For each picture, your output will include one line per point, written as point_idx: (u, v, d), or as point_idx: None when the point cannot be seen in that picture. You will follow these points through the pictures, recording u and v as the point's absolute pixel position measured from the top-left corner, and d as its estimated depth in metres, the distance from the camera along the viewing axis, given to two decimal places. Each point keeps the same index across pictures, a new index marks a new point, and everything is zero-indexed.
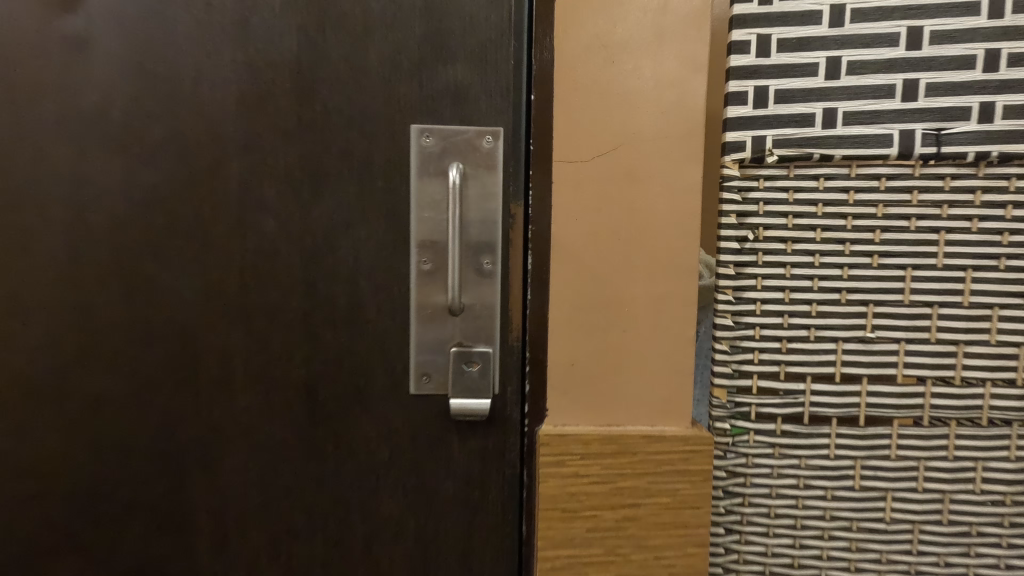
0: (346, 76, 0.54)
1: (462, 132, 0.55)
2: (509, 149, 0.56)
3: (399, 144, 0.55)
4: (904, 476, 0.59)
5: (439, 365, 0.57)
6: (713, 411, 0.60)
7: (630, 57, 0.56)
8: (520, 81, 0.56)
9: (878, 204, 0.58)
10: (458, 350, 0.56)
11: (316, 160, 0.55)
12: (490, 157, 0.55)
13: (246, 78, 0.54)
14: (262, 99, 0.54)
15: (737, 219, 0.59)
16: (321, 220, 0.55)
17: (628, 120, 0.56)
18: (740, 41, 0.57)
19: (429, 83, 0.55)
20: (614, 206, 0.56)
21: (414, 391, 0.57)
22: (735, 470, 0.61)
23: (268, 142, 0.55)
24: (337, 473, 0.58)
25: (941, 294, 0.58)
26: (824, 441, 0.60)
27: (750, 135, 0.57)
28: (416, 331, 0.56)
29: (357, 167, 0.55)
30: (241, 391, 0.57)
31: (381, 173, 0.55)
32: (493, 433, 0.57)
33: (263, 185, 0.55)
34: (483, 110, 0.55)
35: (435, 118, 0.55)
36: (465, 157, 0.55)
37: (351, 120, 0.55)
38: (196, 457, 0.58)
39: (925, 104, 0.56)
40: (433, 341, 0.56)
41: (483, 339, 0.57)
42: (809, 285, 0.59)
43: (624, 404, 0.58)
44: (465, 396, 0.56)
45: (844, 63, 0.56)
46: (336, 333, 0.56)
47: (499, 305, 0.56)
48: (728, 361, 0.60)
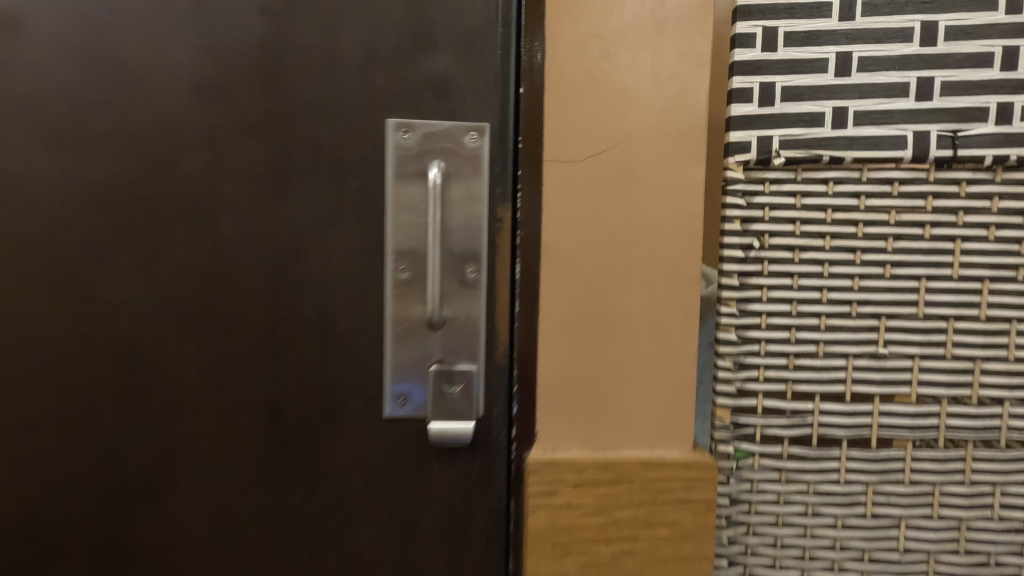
0: (316, 64, 0.49)
1: (444, 127, 0.50)
2: (496, 147, 0.51)
3: (374, 139, 0.50)
4: (919, 502, 0.55)
5: (417, 386, 0.51)
6: (716, 434, 0.56)
7: (628, 49, 0.51)
8: (508, 73, 0.51)
9: (891, 210, 0.54)
10: (438, 369, 0.51)
11: (280, 156, 0.49)
12: (475, 155, 0.50)
13: (203, 65, 0.48)
14: (221, 87, 0.49)
15: (741, 225, 0.54)
16: (285, 223, 0.50)
17: (624, 117, 0.51)
18: (745, 34, 0.53)
19: (408, 72, 0.50)
20: (609, 211, 0.52)
21: (388, 414, 0.51)
22: (739, 497, 0.56)
23: (227, 137, 0.49)
24: (302, 507, 0.52)
25: (958, 307, 0.54)
26: (833, 465, 0.56)
27: (755, 134, 0.53)
28: (392, 347, 0.51)
29: (327, 164, 0.50)
30: (193, 414, 0.51)
31: (354, 172, 0.50)
32: (477, 460, 0.51)
33: (222, 184, 0.49)
34: (468, 103, 0.50)
35: (414, 110, 0.50)
36: (448, 155, 0.50)
37: (321, 112, 0.49)
38: (141, 489, 0.51)
39: (941, 103, 0.52)
40: (410, 359, 0.51)
41: (466, 356, 0.51)
42: (818, 297, 0.55)
43: (621, 427, 0.53)
44: (445, 419, 0.51)
45: (855, 59, 0.52)
46: (302, 350, 0.51)
47: (484, 318, 0.51)
48: (731, 378, 0.55)
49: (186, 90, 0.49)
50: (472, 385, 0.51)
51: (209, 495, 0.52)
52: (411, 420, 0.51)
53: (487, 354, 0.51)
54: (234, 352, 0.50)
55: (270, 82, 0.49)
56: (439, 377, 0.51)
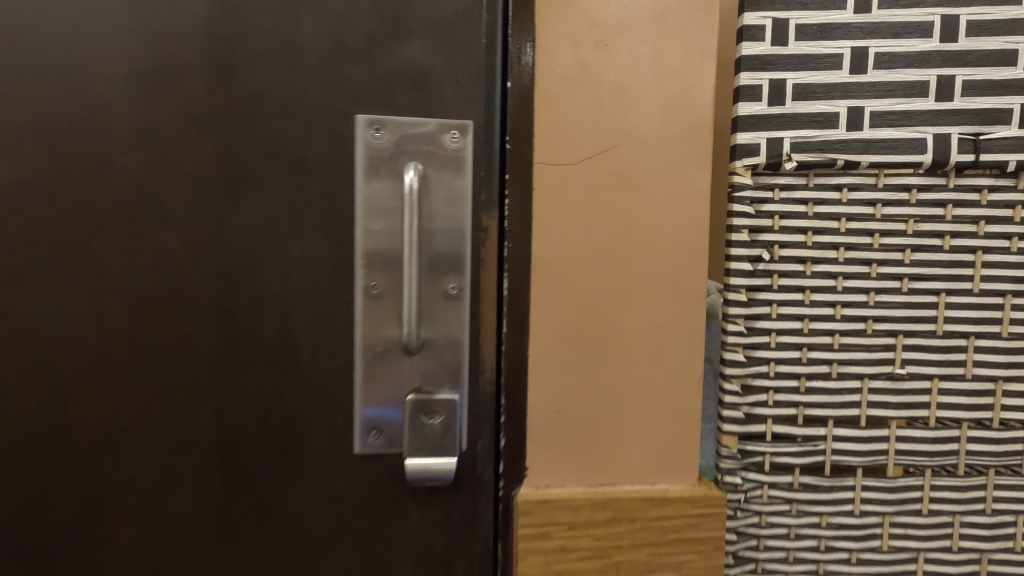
0: (273, 50, 0.43)
1: (422, 126, 0.44)
2: (481, 147, 0.45)
3: (342, 138, 0.44)
4: (938, 534, 0.51)
5: (392, 418, 0.45)
6: (722, 464, 0.51)
7: (628, 39, 0.46)
8: (495, 65, 0.45)
9: (909, 219, 0.50)
10: (415, 398, 0.45)
11: (232, 156, 0.43)
12: (458, 156, 0.45)
13: (137, 50, 0.41)
14: (162, 77, 0.42)
15: (749, 235, 0.49)
16: (239, 233, 0.43)
17: (623, 115, 0.46)
18: (754, 26, 0.48)
19: (380, 61, 0.43)
20: (607, 221, 0.46)
21: (358, 450, 0.45)
22: (746, 531, 0.51)
23: (169, 135, 0.42)
24: (259, 557, 0.45)
25: (978, 324, 0.50)
26: (847, 495, 0.51)
27: (764, 136, 0.48)
28: (362, 374, 0.45)
29: (287, 166, 0.43)
30: (130, 455, 0.44)
31: (319, 174, 0.44)
32: (459, 500, 0.46)
33: (162, 190, 0.42)
34: (449, 99, 0.44)
35: (387, 105, 0.44)
36: (426, 156, 0.44)
37: (279, 105, 0.43)
38: (68, 542, 0.44)
39: (961, 104, 0.48)
40: (384, 388, 0.45)
41: (448, 384, 0.45)
42: (831, 313, 0.50)
43: (621, 459, 0.47)
44: (424, 455, 0.45)
45: (872, 55, 0.48)
46: (259, 378, 0.44)
47: (468, 341, 0.45)
48: (739, 403, 0.50)
49: (118, 79, 0.41)
50: (453, 416, 0.45)
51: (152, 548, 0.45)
52: (385, 456, 0.45)
53: (471, 381, 0.46)
54: (181, 383, 0.44)
55: (219, 72, 0.42)
56: (418, 407, 0.45)
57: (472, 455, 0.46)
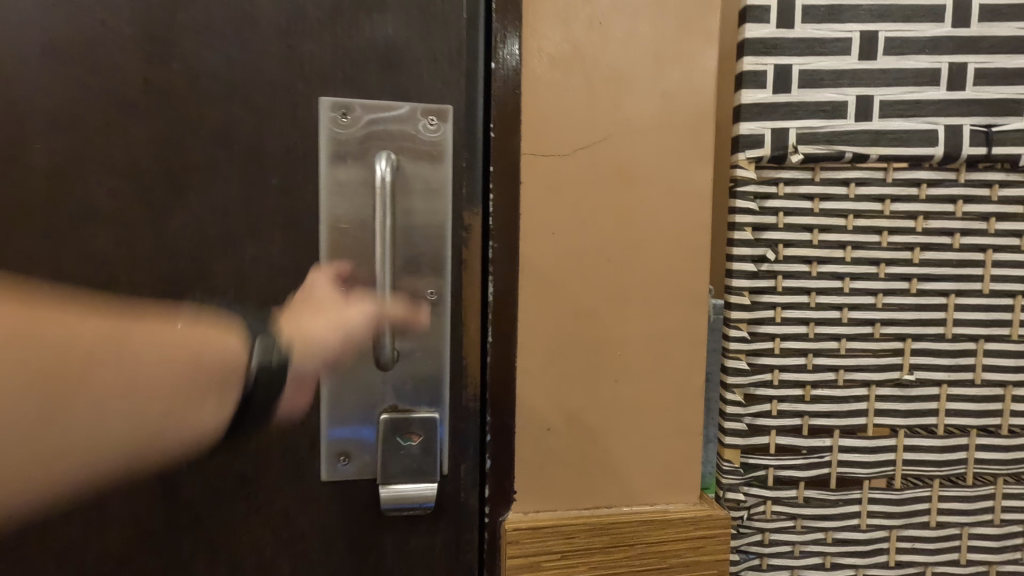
0: (224, 24, 0.37)
1: (396, 111, 0.40)
2: (461, 136, 0.41)
3: (306, 125, 0.39)
4: (945, 546, 0.49)
5: (366, 441, 0.41)
6: (723, 479, 0.47)
7: (624, 17, 0.42)
8: (476, 44, 0.41)
9: (918, 216, 0.47)
10: (389, 418, 0.41)
11: (174, 145, 0.37)
12: (436, 144, 0.40)
13: (56, 20, 0.35)
14: (87, 51, 0.36)
15: (752, 234, 0.46)
16: (183, 232, 0.38)
17: (619, 102, 0.42)
18: (758, 6, 0.44)
19: (346, 37, 0.39)
20: (602, 220, 0.42)
21: (327, 476, 0.41)
22: (749, 550, 0.48)
23: (101, 120, 0.37)
24: None
25: (988, 326, 0.48)
26: (854, 509, 0.48)
27: (769, 126, 0.45)
28: (330, 394, 0.41)
29: (240, 156, 0.38)
30: None
31: (277, 165, 0.39)
32: (440, 527, 0.43)
33: (90, 183, 0.37)
34: (426, 82, 0.40)
35: (356, 88, 0.39)
36: (400, 146, 0.40)
37: (230, 86, 0.38)
38: None
39: (973, 94, 0.45)
40: (356, 405, 0.41)
41: (427, 400, 0.42)
42: (838, 316, 0.47)
43: (616, 478, 0.43)
44: (403, 481, 0.41)
45: (882, 39, 0.45)
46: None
47: (450, 352, 0.42)
48: (741, 414, 0.47)
49: (38, 55, 0.35)
50: (433, 437, 0.41)
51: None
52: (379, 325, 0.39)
53: (453, 397, 0.42)
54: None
55: (160, 47, 0.37)
56: (394, 426, 0.41)
57: (455, 481, 0.43)
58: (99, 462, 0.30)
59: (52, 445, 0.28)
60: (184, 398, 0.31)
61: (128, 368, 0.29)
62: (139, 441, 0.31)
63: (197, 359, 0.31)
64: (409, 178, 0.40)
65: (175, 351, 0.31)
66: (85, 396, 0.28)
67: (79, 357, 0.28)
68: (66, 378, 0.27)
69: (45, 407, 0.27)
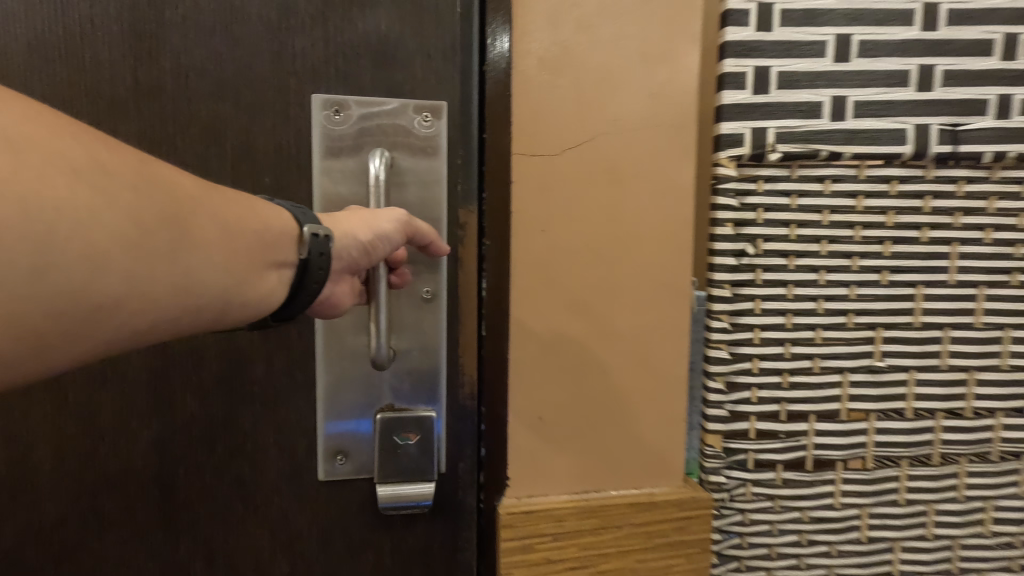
0: (218, 26, 0.39)
1: (391, 108, 0.42)
2: (454, 130, 0.43)
3: (304, 120, 0.41)
4: (913, 523, 0.52)
5: (364, 433, 0.44)
6: (706, 463, 0.50)
7: (611, 20, 0.43)
8: (470, 40, 0.42)
9: (889, 211, 0.49)
10: (385, 416, 0.43)
11: (169, 147, 0.40)
12: (430, 139, 0.43)
13: (58, 31, 0.38)
14: (86, 60, 0.38)
15: (733, 228, 0.48)
16: None
17: (607, 102, 0.43)
18: (739, 10, 0.46)
19: (339, 35, 0.41)
20: (590, 217, 0.44)
21: (323, 476, 0.43)
22: (730, 529, 0.51)
23: (108, 119, 0.39)
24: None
25: (953, 315, 0.50)
26: (828, 489, 0.51)
27: (748, 126, 0.47)
28: (326, 390, 0.43)
29: (237, 156, 0.40)
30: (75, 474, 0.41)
31: (275, 164, 0.41)
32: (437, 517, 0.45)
33: None
34: (420, 77, 0.42)
35: (352, 86, 0.41)
36: (394, 143, 0.42)
37: (226, 88, 0.40)
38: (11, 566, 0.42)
39: (941, 94, 0.47)
40: (354, 403, 0.43)
41: (424, 400, 0.44)
42: (813, 307, 0.49)
43: (604, 463, 0.46)
44: (398, 480, 0.43)
45: (855, 43, 0.47)
46: (216, 394, 0.42)
47: (445, 348, 0.44)
48: (723, 401, 0.49)
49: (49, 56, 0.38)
50: (429, 435, 0.43)
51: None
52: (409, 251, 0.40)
53: (449, 394, 0.45)
54: (127, 396, 0.41)
55: (163, 48, 0.39)
56: (393, 424, 0.43)
57: (452, 479, 0.45)
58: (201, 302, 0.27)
59: (148, 263, 0.24)
60: (253, 259, 0.30)
61: (221, 226, 0.28)
62: (227, 289, 0.28)
63: (263, 224, 0.31)
64: (403, 173, 0.43)
65: (236, 217, 0.29)
66: (197, 228, 0.26)
67: (166, 183, 0.26)
68: (181, 209, 0.26)
69: (131, 223, 0.24)
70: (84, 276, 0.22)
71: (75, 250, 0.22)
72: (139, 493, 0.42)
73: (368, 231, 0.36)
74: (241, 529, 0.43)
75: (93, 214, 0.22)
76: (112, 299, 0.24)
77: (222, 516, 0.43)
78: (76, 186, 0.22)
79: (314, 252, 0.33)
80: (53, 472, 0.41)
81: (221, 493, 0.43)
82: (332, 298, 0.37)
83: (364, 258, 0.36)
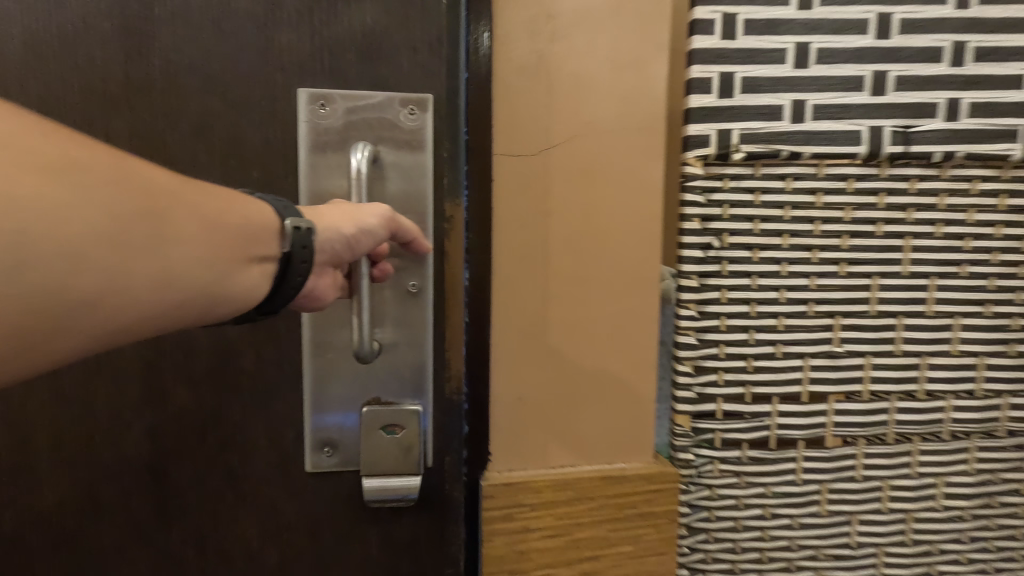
0: (207, 24, 0.41)
1: (378, 101, 0.43)
2: (441, 123, 0.44)
3: (292, 116, 0.42)
4: (869, 497, 0.56)
5: (350, 423, 0.45)
6: (676, 441, 0.53)
7: (583, 31, 0.46)
8: (454, 35, 0.43)
9: (846, 207, 0.53)
10: (370, 409, 0.44)
11: (160, 142, 0.41)
12: (416, 132, 0.43)
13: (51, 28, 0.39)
14: (80, 57, 0.40)
15: (700, 223, 0.51)
16: None
17: (580, 107, 0.47)
18: (705, 19, 0.49)
19: (325, 31, 0.42)
20: (565, 212, 0.47)
21: (310, 467, 0.45)
22: (698, 504, 0.54)
23: (102, 113, 0.41)
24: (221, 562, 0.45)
25: (907, 304, 0.54)
26: (790, 466, 0.55)
27: (714, 128, 0.50)
28: (312, 382, 0.44)
29: (225, 150, 0.42)
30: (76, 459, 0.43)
31: (262, 159, 0.42)
32: (425, 507, 0.46)
33: None
34: (407, 74, 0.43)
35: (338, 81, 0.42)
36: (381, 137, 0.43)
37: (214, 86, 0.41)
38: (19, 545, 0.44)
39: (894, 98, 0.51)
40: (343, 395, 0.45)
41: (411, 396, 0.45)
42: (776, 297, 0.53)
43: (578, 441, 0.49)
44: (385, 471, 0.44)
45: (814, 50, 0.50)
46: (208, 386, 0.43)
47: (434, 342, 0.45)
48: (691, 384, 0.53)
49: (48, 52, 0.39)
50: (416, 428, 0.44)
51: (103, 561, 0.45)
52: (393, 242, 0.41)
53: (437, 388, 0.45)
54: (122, 385, 0.43)
55: (155, 45, 0.40)
56: (382, 415, 0.44)
57: (439, 472, 0.46)
58: (185, 303, 0.26)
59: (123, 265, 0.23)
60: (234, 255, 0.29)
61: (203, 220, 0.27)
62: (212, 287, 0.27)
63: (248, 219, 0.30)
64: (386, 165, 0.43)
65: (218, 211, 0.28)
66: (176, 225, 0.25)
67: (142, 177, 0.25)
68: (160, 206, 0.25)
69: (104, 221, 0.23)
70: (62, 276, 0.21)
71: (40, 253, 0.21)
72: (136, 481, 0.44)
73: (352, 225, 0.37)
74: (230, 518, 0.45)
75: (62, 214, 0.21)
76: (85, 303, 0.23)
77: (213, 504, 0.45)
78: (36, 184, 0.21)
79: (297, 246, 0.32)
80: (55, 457, 0.43)
81: (211, 482, 0.44)
82: (314, 291, 0.38)
83: (348, 251, 0.37)
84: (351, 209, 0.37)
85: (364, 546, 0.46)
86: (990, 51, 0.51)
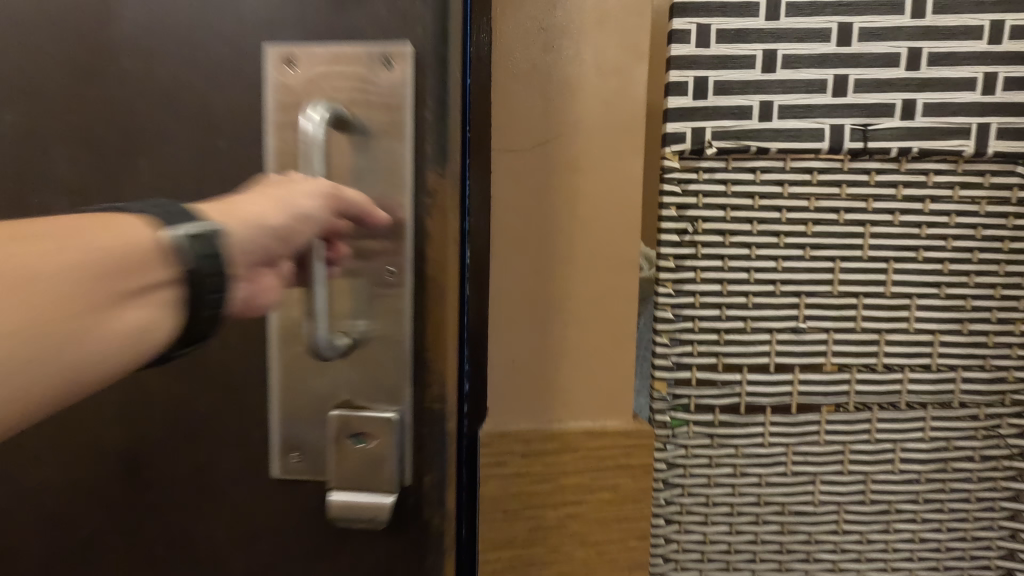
0: None
1: (351, 54, 0.36)
2: (425, 81, 0.37)
3: (255, 72, 0.37)
4: (831, 459, 0.62)
5: (317, 427, 0.40)
6: (654, 404, 0.60)
7: (572, 41, 0.53)
8: None
9: (810, 196, 0.59)
10: (339, 415, 0.39)
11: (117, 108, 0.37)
12: (395, 97, 0.37)
13: None
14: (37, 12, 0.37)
15: (677, 211, 0.58)
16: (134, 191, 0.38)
17: (568, 108, 0.54)
18: (682, 30, 0.56)
19: None
20: (552, 200, 0.54)
21: (277, 474, 0.40)
22: (674, 461, 0.61)
23: (60, 74, 0.37)
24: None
25: (866, 285, 0.60)
26: (758, 429, 0.61)
27: (690, 126, 0.57)
28: (274, 379, 0.39)
29: (187, 114, 0.37)
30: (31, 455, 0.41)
31: (225, 124, 0.37)
32: (402, 524, 0.41)
33: (51, 151, 0.38)
34: (390, 16, 0.36)
35: (306, 31, 0.36)
36: (354, 96, 0.37)
37: (175, 39, 0.36)
38: None
39: (853, 99, 0.57)
40: (311, 393, 0.40)
41: (385, 403, 0.40)
42: (746, 277, 0.59)
43: (565, 400, 0.56)
44: (353, 486, 0.39)
45: (779, 57, 0.56)
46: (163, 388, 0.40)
47: (409, 339, 0.39)
48: (668, 354, 0.60)
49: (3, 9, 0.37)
50: (390, 442, 0.39)
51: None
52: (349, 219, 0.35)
53: (413, 395, 0.40)
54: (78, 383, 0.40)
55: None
56: (346, 425, 0.39)
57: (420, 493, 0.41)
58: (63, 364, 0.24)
59: None
60: (107, 288, 0.25)
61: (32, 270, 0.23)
62: (86, 333, 0.25)
63: (99, 245, 0.25)
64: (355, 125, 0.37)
65: (40, 254, 0.23)
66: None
67: None
68: None
69: None
70: None
71: None
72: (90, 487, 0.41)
73: (281, 214, 0.31)
74: (207, 541, 0.41)
75: None
76: None
77: (189, 528, 0.41)
78: None
79: (199, 256, 0.27)
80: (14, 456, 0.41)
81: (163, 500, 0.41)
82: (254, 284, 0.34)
83: (281, 245, 0.32)
84: (286, 187, 0.33)
85: (333, 567, 0.41)
86: (943, 56, 0.56)
